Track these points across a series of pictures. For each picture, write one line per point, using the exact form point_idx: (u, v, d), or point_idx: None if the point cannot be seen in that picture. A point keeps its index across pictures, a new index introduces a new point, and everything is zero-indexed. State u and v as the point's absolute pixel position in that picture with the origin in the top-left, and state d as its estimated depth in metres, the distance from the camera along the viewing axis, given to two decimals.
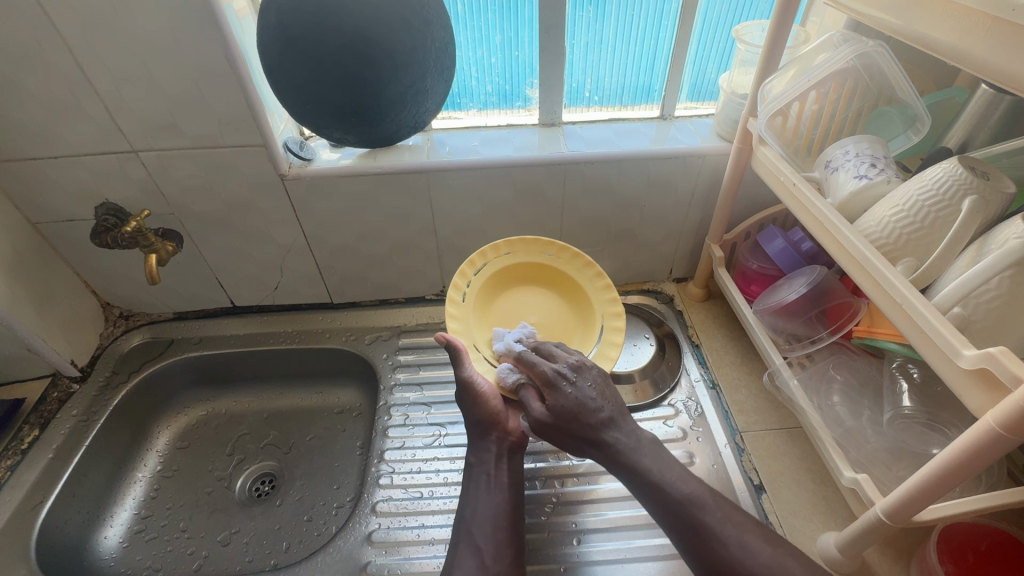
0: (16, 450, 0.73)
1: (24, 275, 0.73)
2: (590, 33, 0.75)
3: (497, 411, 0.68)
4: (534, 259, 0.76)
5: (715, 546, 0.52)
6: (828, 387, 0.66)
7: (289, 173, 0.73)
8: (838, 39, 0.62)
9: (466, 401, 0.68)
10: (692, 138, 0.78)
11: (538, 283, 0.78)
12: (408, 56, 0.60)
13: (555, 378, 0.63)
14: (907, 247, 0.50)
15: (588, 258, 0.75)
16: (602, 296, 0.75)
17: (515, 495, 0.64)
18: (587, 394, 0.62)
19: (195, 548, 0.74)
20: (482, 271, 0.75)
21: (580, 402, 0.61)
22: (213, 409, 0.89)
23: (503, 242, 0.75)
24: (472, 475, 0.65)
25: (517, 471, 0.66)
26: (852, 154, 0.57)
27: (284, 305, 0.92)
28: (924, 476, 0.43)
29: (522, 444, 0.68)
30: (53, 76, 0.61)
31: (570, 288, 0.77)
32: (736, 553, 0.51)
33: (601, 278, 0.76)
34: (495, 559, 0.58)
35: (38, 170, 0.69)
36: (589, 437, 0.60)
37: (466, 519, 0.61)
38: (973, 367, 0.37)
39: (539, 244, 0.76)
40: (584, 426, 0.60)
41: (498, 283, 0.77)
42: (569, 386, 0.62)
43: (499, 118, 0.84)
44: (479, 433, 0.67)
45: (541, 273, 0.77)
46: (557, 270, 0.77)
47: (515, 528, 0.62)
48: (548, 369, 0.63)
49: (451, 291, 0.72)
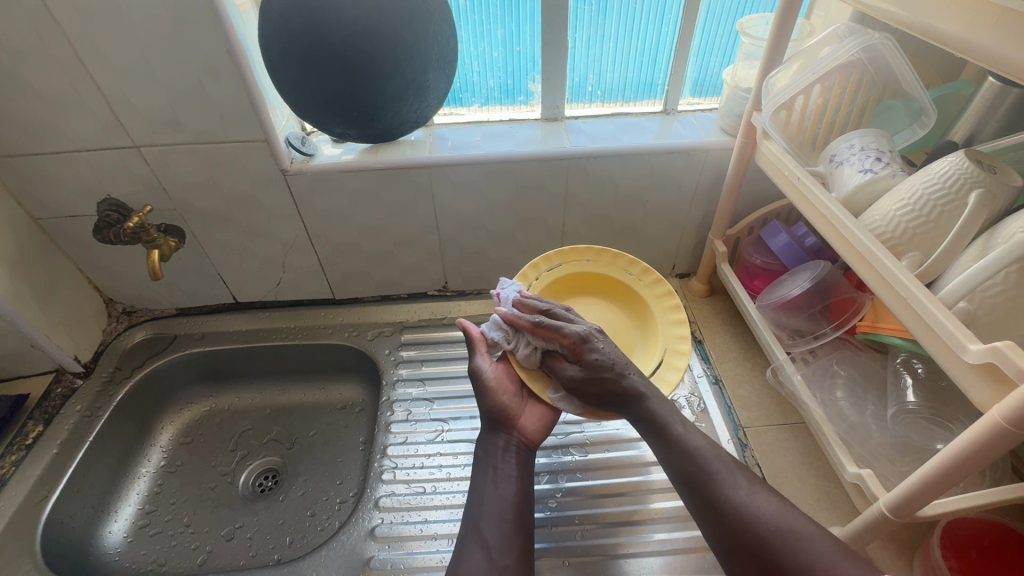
0: (20, 446, 0.73)
1: (27, 270, 0.73)
2: (592, 27, 0.74)
3: (508, 404, 0.68)
4: (613, 274, 0.78)
5: (723, 492, 0.51)
6: (832, 382, 0.66)
7: (291, 168, 0.73)
8: (842, 33, 0.61)
9: (478, 392, 0.69)
10: (695, 132, 0.78)
11: (605, 294, 0.79)
12: (410, 50, 0.59)
13: (586, 336, 0.62)
14: (913, 242, 0.50)
15: (669, 286, 0.75)
16: (665, 305, 0.75)
17: (524, 490, 0.63)
18: (615, 350, 0.63)
19: (198, 543, 0.74)
20: (558, 268, 0.77)
21: (612, 356, 0.62)
22: (217, 404, 0.90)
23: (585, 249, 0.78)
24: (481, 467, 0.65)
25: (525, 467, 0.66)
26: (857, 148, 0.57)
27: (286, 301, 0.92)
28: (929, 471, 0.43)
29: (532, 446, 0.68)
30: (54, 70, 0.61)
31: (634, 301, 0.77)
32: (745, 498, 0.50)
33: (678, 310, 0.74)
34: (503, 551, 0.57)
35: (40, 166, 0.69)
36: (625, 392, 0.60)
37: (473, 512, 0.61)
38: (978, 361, 0.37)
39: (621, 261, 0.78)
40: (616, 378, 0.60)
41: (568, 287, 0.79)
42: (600, 341, 0.63)
43: (501, 114, 0.84)
44: (491, 426, 0.68)
45: (612, 285, 0.78)
46: (633, 289, 0.77)
47: (524, 521, 0.61)
48: (579, 329, 0.63)
49: (520, 277, 0.75)
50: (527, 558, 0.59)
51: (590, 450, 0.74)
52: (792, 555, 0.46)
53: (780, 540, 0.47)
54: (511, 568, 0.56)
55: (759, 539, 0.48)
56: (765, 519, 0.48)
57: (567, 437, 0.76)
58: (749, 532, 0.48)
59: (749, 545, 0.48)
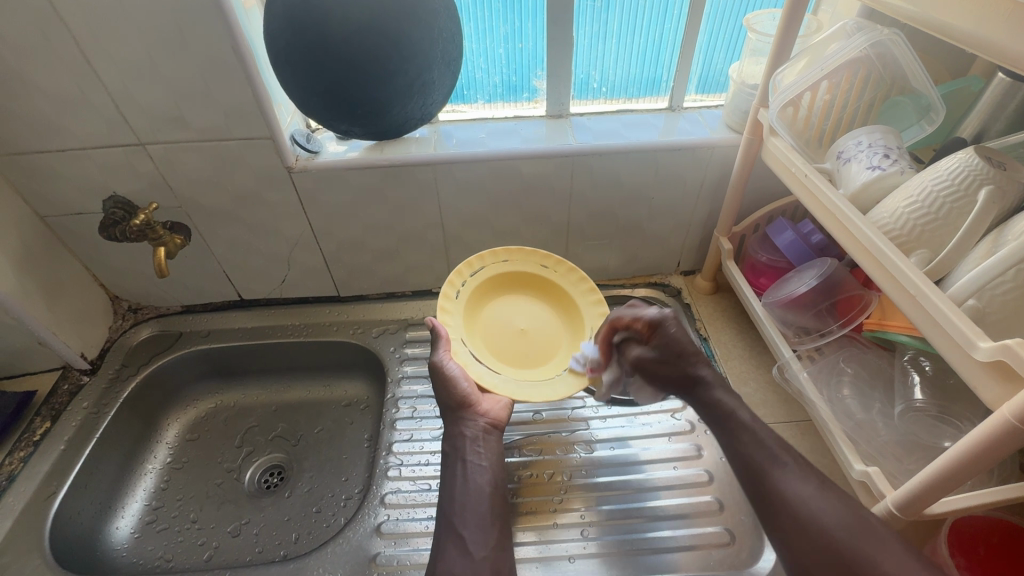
0: (28, 442, 0.74)
1: (33, 268, 0.73)
2: (596, 24, 0.74)
3: (469, 395, 0.70)
4: (529, 268, 0.78)
5: (788, 484, 0.53)
6: (838, 379, 0.65)
7: (296, 165, 0.73)
8: (851, 28, 0.61)
9: (437, 388, 0.70)
10: (701, 129, 0.77)
11: (525, 289, 0.80)
12: (415, 46, 0.59)
13: (661, 319, 0.68)
14: (922, 239, 0.49)
15: (583, 272, 0.78)
16: (581, 289, 0.78)
17: (493, 480, 0.65)
18: (686, 333, 0.68)
19: (205, 539, 0.75)
20: (479, 273, 0.77)
21: (683, 339, 0.67)
22: (222, 401, 0.90)
23: (500, 249, 0.78)
24: (450, 463, 0.66)
25: (493, 454, 0.67)
26: (865, 145, 0.56)
27: (291, 298, 0.92)
28: (938, 468, 0.43)
29: (501, 425, 0.71)
30: (59, 68, 0.61)
31: (555, 290, 0.79)
32: (809, 494, 0.52)
33: (596, 293, 0.77)
34: (480, 544, 0.59)
35: (45, 164, 0.69)
36: (691, 376, 0.66)
37: (446, 508, 0.62)
38: (988, 359, 0.37)
39: (536, 255, 0.79)
40: (688, 361, 0.66)
41: (491, 288, 0.79)
42: (674, 323, 0.68)
43: (505, 111, 0.83)
44: (454, 418, 0.69)
45: (531, 278, 0.79)
46: (553, 280, 0.79)
47: (496, 511, 0.63)
48: (654, 313, 0.69)
49: (447, 285, 0.74)
50: (502, 547, 0.60)
51: (595, 447, 0.74)
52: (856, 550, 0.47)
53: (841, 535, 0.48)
54: (489, 559, 0.58)
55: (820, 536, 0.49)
56: (824, 515, 0.50)
57: (572, 434, 0.76)
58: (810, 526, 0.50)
59: (809, 536, 0.50)
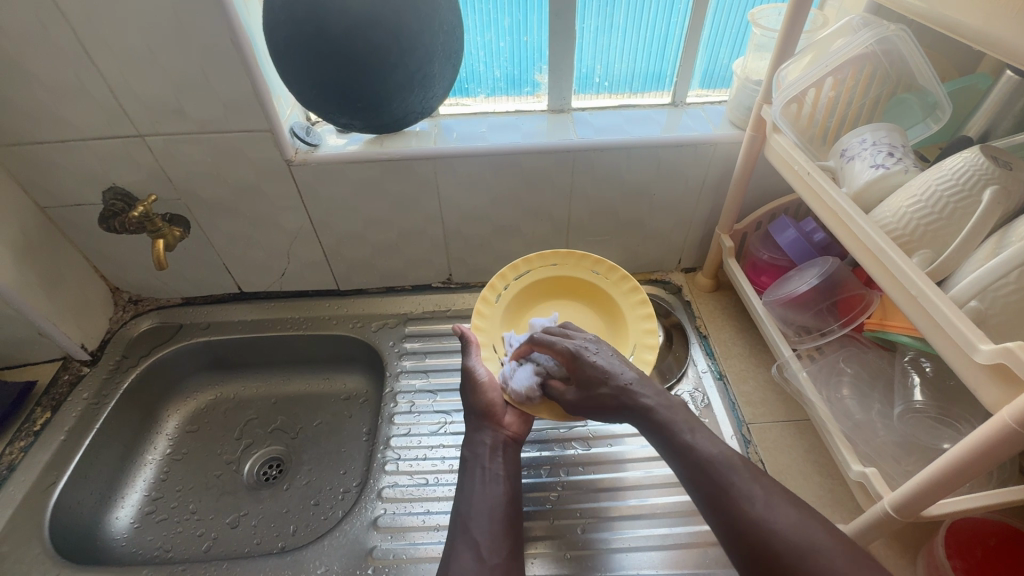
0: (29, 432, 0.74)
1: (33, 258, 0.74)
2: (600, 17, 0.73)
3: (495, 403, 0.68)
4: (581, 276, 0.80)
5: (740, 507, 0.49)
6: (838, 379, 0.65)
7: (296, 158, 0.73)
8: (856, 25, 0.60)
9: (466, 391, 0.69)
10: (703, 125, 0.76)
11: (574, 294, 0.81)
12: (416, 38, 0.58)
13: (579, 351, 0.63)
14: (925, 239, 0.49)
15: (636, 283, 0.77)
16: (632, 299, 0.78)
17: (511, 490, 0.63)
18: (612, 356, 0.63)
19: (204, 530, 0.75)
20: (525, 276, 0.80)
21: (608, 369, 0.61)
22: (222, 393, 0.90)
23: (550, 253, 0.80)
24: (468, 468, 0.64)
25: (511, 463, 0.66)
26: (869, 143, 0.56)
27: (291, 292, 0.92)
28: (937, 470, 0.42)
29: (520, 438, 0.69)
30: (57, 57, 0.60)
31: (601, 298, 0.80)
32: (761, 513, 0.49)
33: (646, 306, 0.76)
34: (493, 550, 0.57)
35: (45, 154, 0.69)
36: (620, 400, 0.59)
37: (461, 510, 0.61)
38: (990, 362, 0.37)
39: (589, 261, 0.80)
40: (611, 391, 0.60)
41: (539, 292, 0.81)
42: (594, 355, 0.63)
43: (508, 104, 0.83)
44: (476, 424, 0.67)
45: (583, 287, 0.80)
46: (604, 290, 0.79)
47: (511, 521, 0.61)
48: (571, 344, 0.64)
49: (487, 290, 0.78)
50: (516, 557, 0.59)
51: (593, 444, 0.74)
52: (811, 569, 0.45)
53: (798, 558, 0.46)
54: (501, 566, 0.57)
55: (773, 554, 0.47)
56: (780, 535, 0.47)
57: (570, 431, 0.76)
58: (766, 550, 0.47)
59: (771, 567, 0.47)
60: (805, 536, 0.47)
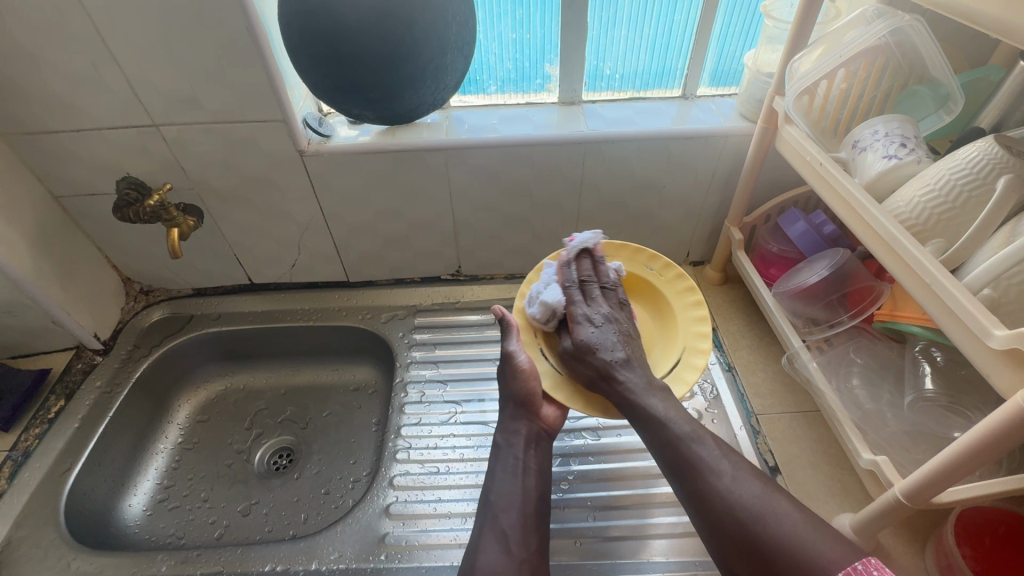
0: (44, 419, 0.75)
1: (48, 247, 0.74)
2: (607, 8, 0.73)
3: (534, 392, 0.67)
4: (635, 270, 0.77)
5: (707, 481, 0.49)
6: (848, 370, 0.66)
7: (308, 149, 0.73)
8: (870, 15, 0.60)
9: (506, 376, 0.67)
10: (714, 117, 0.77)
11: (625, 289, 0.78)
12: (430, 29, 0.59)
13: (581, 319, 0.64)
14: (937, 229, 0.49)
15: (692, 283, 0.74)
16: (686, 299, 0.73)
17: (543, 485, 0.62)
18: (610, 335, 0.62)
19: (216, 518, 0.76)
20: None
21: (596, 345, 0.61)
22: (232, 383, 0.91)
23: (604, 246, 0.78)
24: (499, 457, 0.65)
25: (544, 457, 0.65)
26: (882, 134, 0.56)
27: (301, 283, 0.93)
28: (946, 458, 0.43)
29: (553, 433, 0.68)
30: (75, 47, 0.61)
31: (653, 295, 0.76)
32: (729, 486, 0.48)
33: (701, 308, 0.72)
34: (521, 543, 0.56)
35: (60, 144, 0.70)
36: (602, 373, 0.60)
37: (491, 502, 0.60)
38: (1003, 347, 0.37)
39: (643, 256, 0.77)
40: (595, 363, 0.61)
41: None
42: (592, 327, 0.63)
43: (519, 98, 0.83)
44: (512, 412, 0.67)
45: (635, 282, 0.77)
46: (657, 287, 0.76)
47: (541, 516, 0.60)
48: (578, 311, 0.64)
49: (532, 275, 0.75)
50: (544, 553, 0.57)
51: (603, 434, 0.75)
52: (774, 540, 0.44)
53: (763, 529, 0.45)
54: (529, 562, 0.55)
55: (739, 525, 0.46)
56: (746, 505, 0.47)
57: (579, 421, 0.76)
58: (732, 521, 0.47)
59: (738, 538, 0.46)
60: (772, 508, 0.46)
